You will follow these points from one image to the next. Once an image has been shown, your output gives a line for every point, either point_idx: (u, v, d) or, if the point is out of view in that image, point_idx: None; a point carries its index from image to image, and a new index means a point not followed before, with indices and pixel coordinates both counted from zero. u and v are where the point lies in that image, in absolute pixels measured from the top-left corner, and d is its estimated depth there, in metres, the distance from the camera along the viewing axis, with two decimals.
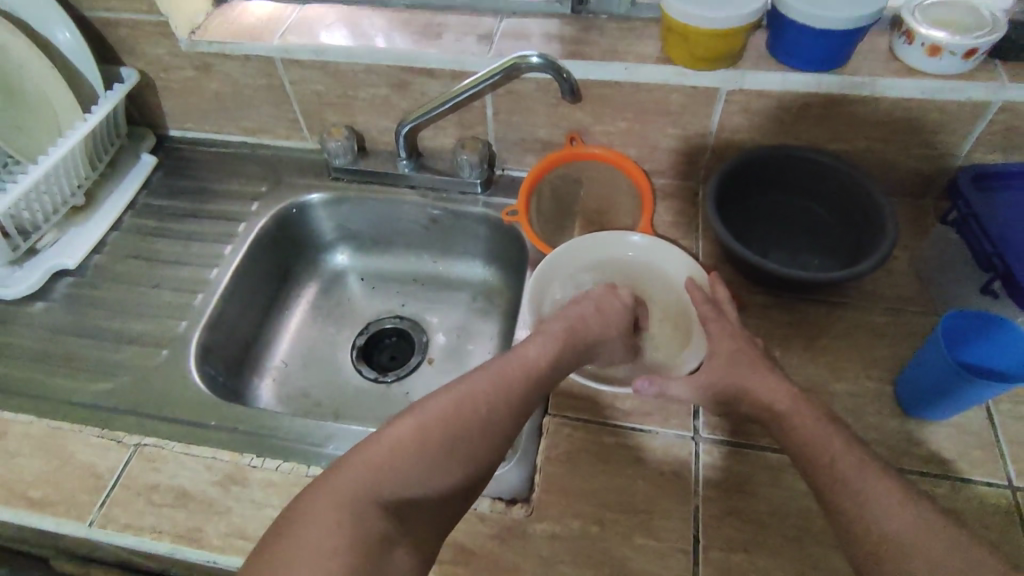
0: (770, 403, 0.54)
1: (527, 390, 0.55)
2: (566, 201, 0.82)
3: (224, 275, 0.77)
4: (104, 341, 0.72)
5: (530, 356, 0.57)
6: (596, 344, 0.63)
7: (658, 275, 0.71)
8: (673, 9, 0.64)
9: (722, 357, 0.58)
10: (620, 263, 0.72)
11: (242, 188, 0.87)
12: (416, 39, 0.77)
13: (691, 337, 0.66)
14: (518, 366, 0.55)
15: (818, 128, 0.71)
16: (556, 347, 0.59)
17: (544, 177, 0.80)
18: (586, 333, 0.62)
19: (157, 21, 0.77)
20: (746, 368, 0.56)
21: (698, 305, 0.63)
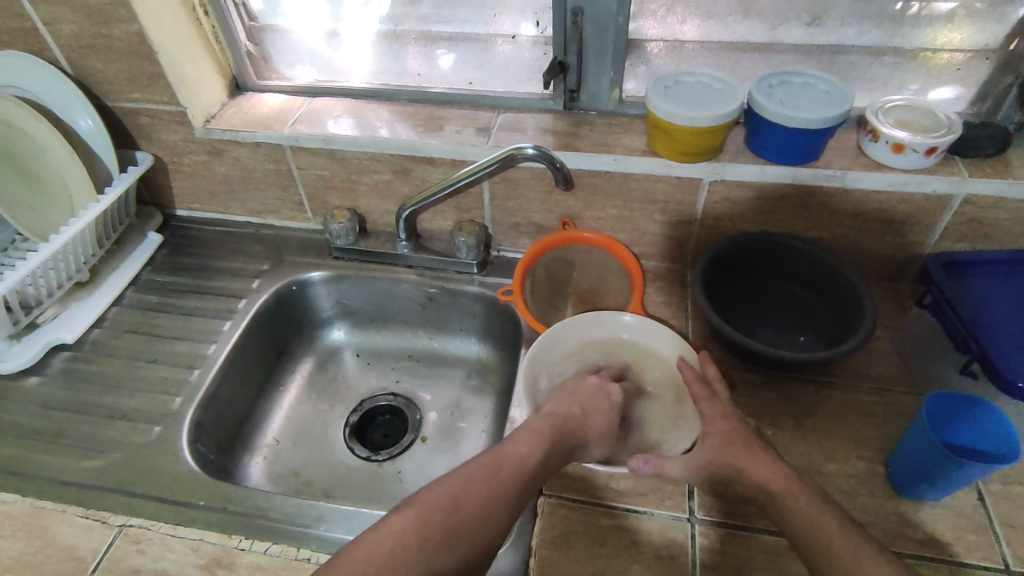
0: (767, 486, 0.54)
1: (526, 478, 0.54)
2: (560, 282, 0.85)
3: (222, 351, 0.78)
4: (97, 417, 0.72)
5: (526, 449, 0.56)
6: (587, 437, 0.61)
7: (649, 354, 0.73)
8: (657, 108, 0.70)
9: (717, 437, 0.58)
10: (613, 342, 0.74)
11: (245, 266, 0.89)
12: (418, 130, 0.82)
13: (683, 416, 0.67)
14: (511, 455, 0.55)
15: (797, 216, 0.76)
16: (545, 445, 0.57)
17: (539, 259, 0.83)
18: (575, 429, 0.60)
19: (176, 110, 0.82)
20: (742, 449, 0.56)
21: (690, 383, 0.64)
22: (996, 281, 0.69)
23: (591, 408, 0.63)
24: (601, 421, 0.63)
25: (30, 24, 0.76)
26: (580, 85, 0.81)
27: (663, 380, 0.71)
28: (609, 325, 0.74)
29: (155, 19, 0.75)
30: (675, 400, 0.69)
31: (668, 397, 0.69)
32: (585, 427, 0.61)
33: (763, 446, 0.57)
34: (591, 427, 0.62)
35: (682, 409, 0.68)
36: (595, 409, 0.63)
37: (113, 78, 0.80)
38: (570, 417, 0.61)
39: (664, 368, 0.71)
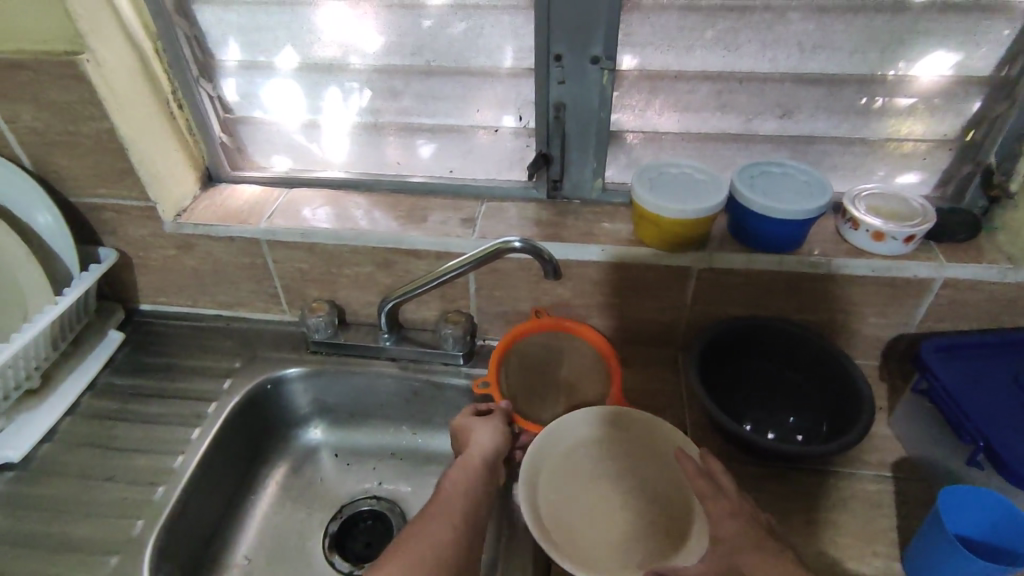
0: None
1: (470, 501, 0.61)
2: (538, 374, 0.81)
3: (190, 465, 0.71)
4: (44, 550, 0.64)
5: (454, 481, 0.62)
6: (483, 446, 0.67)
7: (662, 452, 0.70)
8: (643, 199, 0.71)
9: (726, 543, 0.56)
10: (620, 438, 0.71)
11: (215, 365, 0.84)
12: (401, 221, 0.81)
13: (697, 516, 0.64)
14: (449, 492, 0.61)
15: (785, 301, 0.76)
16: (464, 474, 0.63)
17: (512, 347, 0.79)
18: (475, 456, 0.65)
19: (146, 207, 0.79)
20: (752, 553, 0.54)
21: (694, 479, 0.60)
22: (980, 364, 0.71)
23: (472, 433, 0.69)
24: (484, 431, 0.69)
25: None
26: (563, 175, 0.82)
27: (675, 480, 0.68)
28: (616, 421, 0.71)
29: (128, 117, 0.73)
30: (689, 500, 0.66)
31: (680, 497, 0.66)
32: (484, 446, 0.67)
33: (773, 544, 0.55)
34: (479, 443, 0.67)
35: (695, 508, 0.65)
36: (475, 430, 0.69)
37: (79, 175, 0.77)
38: (471, 450, 0.66)
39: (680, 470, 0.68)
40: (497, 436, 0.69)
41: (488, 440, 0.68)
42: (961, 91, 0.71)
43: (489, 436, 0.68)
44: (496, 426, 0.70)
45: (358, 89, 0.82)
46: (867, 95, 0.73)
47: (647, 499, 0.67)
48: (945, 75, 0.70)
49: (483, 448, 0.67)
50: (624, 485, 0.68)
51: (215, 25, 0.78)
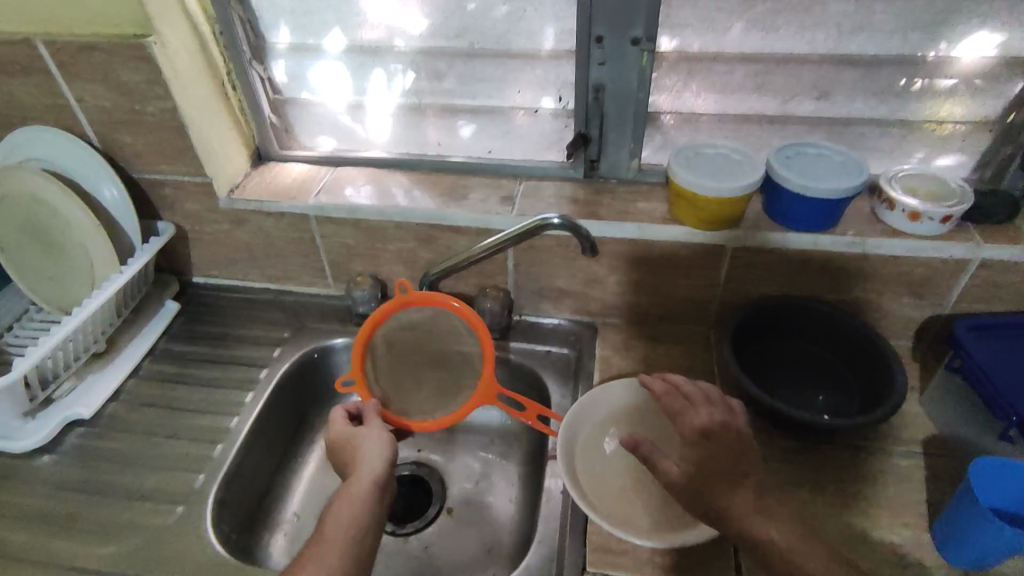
0: (754, 527, 0.55)
1: (352, 543, 0.59)
2: (414, 348, 0.78)
3: (245, 424, 0.77)
4: (115, 497, 0.69)
5: (337, 520, 0.60)
6: (367, 469, 0.64)
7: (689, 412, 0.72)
8: (680, 178, 0.73)
9: (698, 470, 0.58)
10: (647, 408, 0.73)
11: (266, 334, 0.89)
12: (443, 199, 0.84)
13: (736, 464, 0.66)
14: (332, 532, 0.59)
15: (819, 281, 0.78)
16: (346, 511, 0.60)
17: (381, 327, 0.75)
18: (363, 475, 0.63)
19: (202, 181, 0.83)
20: (722, 482, 0.57)
21: (668, 399, 0.65)
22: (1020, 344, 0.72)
23: (358, 446, 0.67)
24: (373, 446, 0.66)
25: (62, 101, 0.77)
26: (600, 155, 0.84)
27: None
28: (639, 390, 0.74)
29: (189, 96, 0.77)
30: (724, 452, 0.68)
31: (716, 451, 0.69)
32: (370, 471, 0.64)
33: (738, 476, 0.58)
34: (363, 464, 0.64)
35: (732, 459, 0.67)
36: (361, 442, 0.67)
37: (141, 151, 0.81)
38: (357, 474, 0.64)
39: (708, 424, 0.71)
40: (384, 447, 0.66)
41: (375, 455, 0.65)
42: (1003, 72, 0.71)
43: (375, 450, 0.66)
44: (386, 438, 0.67)
45: (402, 71, 0.85)
46: (907, 76, 0.73)
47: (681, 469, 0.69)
48: (987, 55, 0.70)
49: (370, 464, 0.64)
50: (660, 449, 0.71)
51: (268, 8, 0.82)
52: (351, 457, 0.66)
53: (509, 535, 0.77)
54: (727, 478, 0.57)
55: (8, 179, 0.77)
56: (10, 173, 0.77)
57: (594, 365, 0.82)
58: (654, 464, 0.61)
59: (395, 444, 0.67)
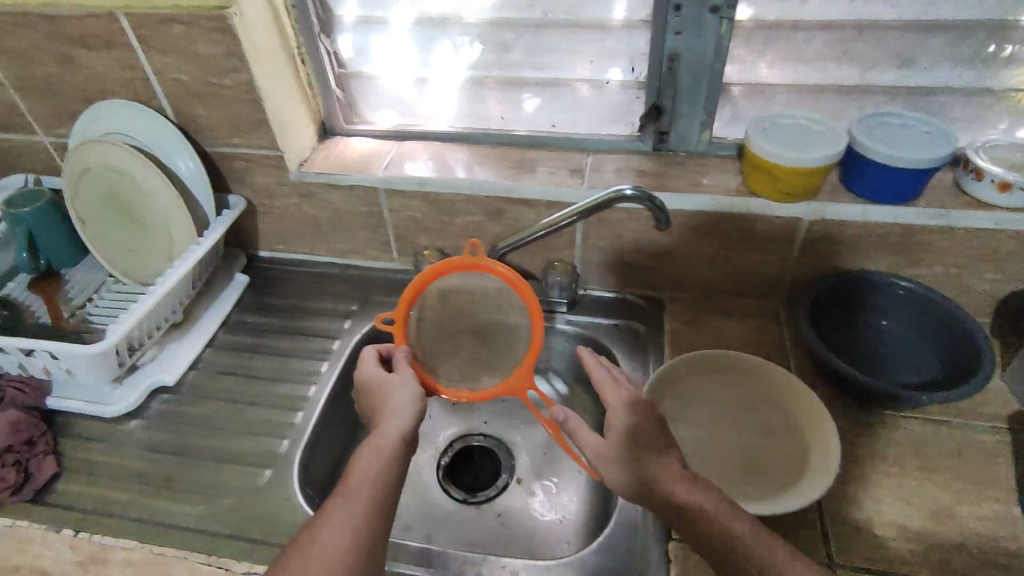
0: (679, 490, 0.54)
1: (385, 492, 0.56)
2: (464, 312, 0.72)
3: (323, 393, 0.78)
4: (204, 461, 0.72)
5: (362, 467, 0.57)
6: (396, 419, 0.62)
7: (766, 379, 0.71)
8: (759, 148, 0.72)
9: (618, 435, 0.58)
10: (722, 375, 0.73)
11: (335, 307, 0.90)
12: (511, 172, 0.84)
13: (822, 429, 0.65)
14: (361, 478, 0.56)
15: (897, 256, 0.77)
16: (379, 458, 0.58)
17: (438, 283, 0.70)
18: (392, 427, 0.61)
19: (274, 155, 0.84)
20: (641, 447, 0.57)
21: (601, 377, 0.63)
22: None
23: (387, 396, 0.64)
24: (402, 397, 0.64)
25: (141, 75, 0.79)
26: (670, 127, 0.83)
27: (790, 405, 0.69)
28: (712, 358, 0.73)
29: (264, 69, 0.78)
30: (807, 420, 0.67)
31: (801, 421, 0.67)
32: (401, 420, 0.61)
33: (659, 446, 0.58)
34: (393, 414, 0.62)
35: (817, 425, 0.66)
36: (391, 393, 0.64)
37: (216, 125, 0.82)
38: (384, 425, 0.61)
39: (789, 389, 0.69)
40: (416, 399, 0.64)
41: (405, 410, 0.63)
42: None
43: (406, 400, 0.64)
44: (417, 390, 0.65)
45: (469, 43, 0.85)
46: (997, 42, 0.71)
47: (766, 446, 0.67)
48: None
49: (400, 417, 0.62)
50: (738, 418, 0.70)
51: None
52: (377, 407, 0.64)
53: (580, 504, 0.79)
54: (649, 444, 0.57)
55: (90, 152, 0.79)
56: (93, 147, 0.79)
57: (662, 340, 0.83)
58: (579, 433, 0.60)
59: (424, 401, 0.65)
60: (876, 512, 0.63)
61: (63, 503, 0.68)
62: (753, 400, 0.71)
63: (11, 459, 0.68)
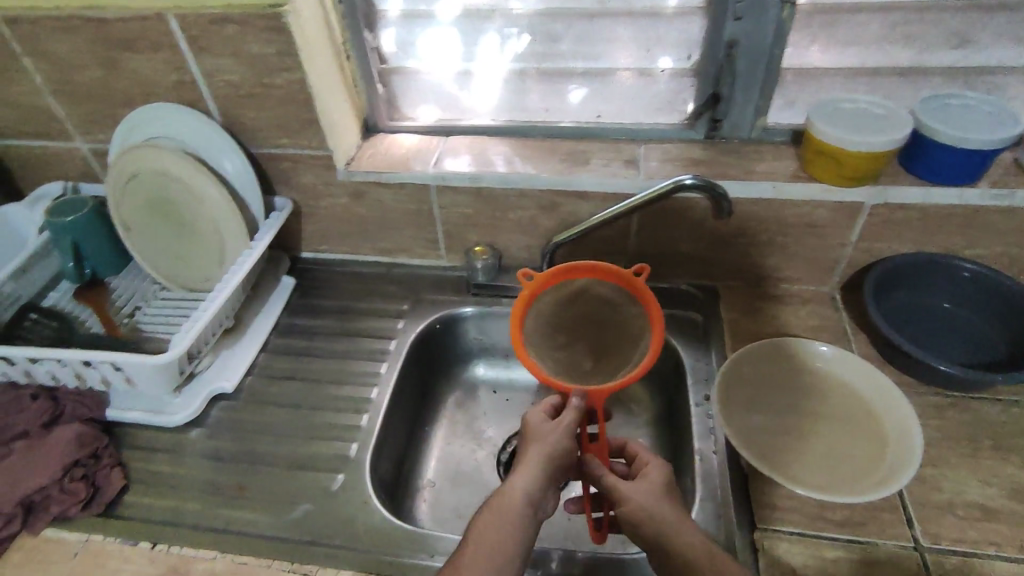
0: (705, 549, 0.52)
1: (504, 558, 0.53)
2: (592, 317, 0.70)
3: (386, 395, 0.78)
4: (273, 468, 0.71)
5: (483, 531, 0.54)
6: (530, 478, 0.57)
7: (853, 387, 0.73)
8: (822, 133, 0.71)
9: (650, 487, 0.57)
10: (808, 371, 0.75)
11: (385, 307, 0.89)
12: (564, 165, 0.83)
13: (908, 441, 0.66)
14: (478, 544, 0.53)
15: (957, 237, 0.76)
16: (501, 524, 0.54)
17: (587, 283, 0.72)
18: (518, 486, 0.56)
19: (321, 154, 0.83)
20: (671, 503, 0.56)
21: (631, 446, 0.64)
22: None
23: (528, 445, 0.60)
24: (542, 449, 0.59)
25: (188, 76, 0.77)
26: (724, 114, 0.82)
27: (876, 414, 0.70)
28: (799, 352, 0.76)
29: (315, 66, 0.76)
30: (893, 431, 0.68)
31: (884, 431, 0.68)
32: (533, 476, 0.57)
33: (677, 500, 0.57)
34: (529, 467, 0.57)
35: (903, 437, 0.67)
36: (532, 442, 0.60)
37: (264, 125, 0.81)
38: (513, 479, 0.57)
39: (878, 398, 0.71)
40: (555, 454, 0.58)
41: (541, 465, 0.58)
42: None
43: (542, 457, 0.58)
44: (562, 442, 0.59)
45: (517, 35, 0.84)
46: None
47: (848, 435, 0.69)
48: None
49: (534, 473, 0.57)
50: (820, 410, 0.72)
51: None
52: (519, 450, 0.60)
53: None
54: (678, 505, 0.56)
55: (137, 156, 0.78)
56: (140, 150, 0.78)
57: (722, 328, 0.82)
58: (603, 473, 0.59)
59: (566, 461, 0.59)
60: (958, 493, 0.63)
61: (135, 515, 0.67)
62: (837, 399, 0.72)
63: (79, 473, 0.68)
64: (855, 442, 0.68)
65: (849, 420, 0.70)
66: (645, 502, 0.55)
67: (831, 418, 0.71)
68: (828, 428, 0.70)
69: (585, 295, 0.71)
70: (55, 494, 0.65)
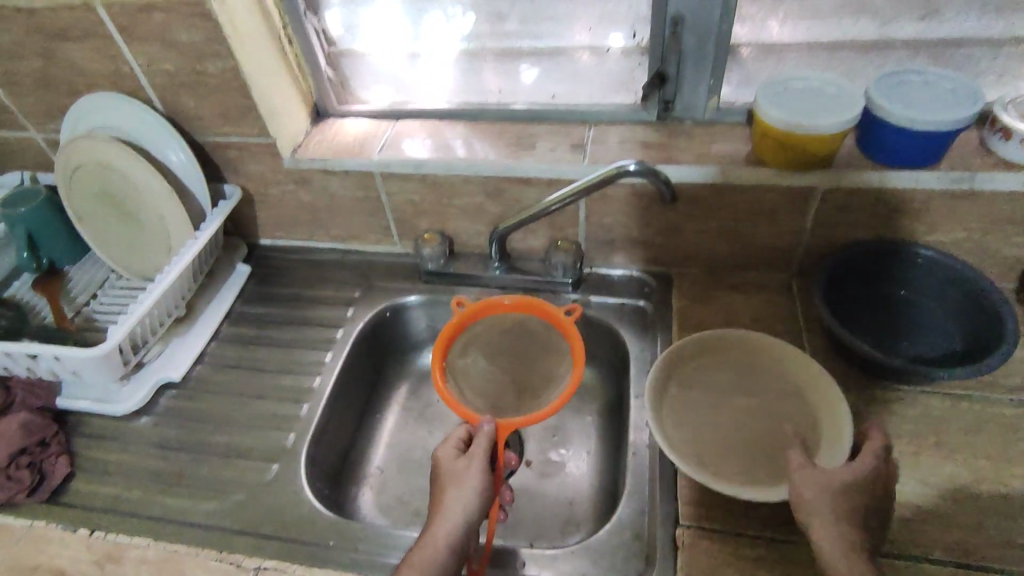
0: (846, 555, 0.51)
1: None
2: (520, 355, 0.76)
3: (328, 384, 0.78)
4: (213, 457, 0.72)
5: None
6: (449, 525, 0.57)
7: (812, 390, 0.66)
8: (767, 116, 0.68)
9: (848, 475, 0.55)
10: (768, 367, 0.70)
11: (337, 294, 0.89)
12: (510, 150, 0.81)
13: (834, 452, 0.60)
14: None
15: (916, 223, 0.73)
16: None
17: (519, 318, 0.76)
18: (440, 534, 0.57)
19: (266, 142, 0.82)
20: (836, 502, 0.54)
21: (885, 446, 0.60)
22: None
23: (445, 488, 0.60)
24: (460, 495, 0.59)
25: (125, 66, 0.76)
26: (676, 95, 0.79)
27: (820, 418, 0.64)
28: (759, 345, 0.70)
29: (249, 53, 0.75)
30: (826, 440, 0.62)
31: (818, 437, 0.62)
32: (452, 522, 0.57)
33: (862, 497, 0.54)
34: (447, 514, 0.58)
35: (831, 447, 0.61)
36: (449, 486, 0.60)
37: (205, 114, 0.80)
38: (434, 528, 0.57)
39: (828, 403, 0.64)
40: (473, 497, 0.59)
41: (460, 510, 0.58)
42: None
43: (461, 500, 0.58)
44: (478, 485, 0.59)
45: (462, 13, 0.81)
46: None
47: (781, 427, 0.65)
48: None
49: (453, 521, 0.57)
50: (767, 410, 0.67)
51: None
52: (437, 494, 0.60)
53: (588, 488, 0.77)
54: (846, 505, 0.54)
55: (79, 148, 0.78)
56: (82, 142, 0.78)
57: (671, 317, 0.80)
58: (795, 458, 0.57)
59: (486, 496, 0.59)
60: None
61: (78, 502, 0.69)
62: (788, 400, 0.67)
63: (25, 461, 0.70)
64: (786, 448, 0.63)
65: (790, 424, 0.65)
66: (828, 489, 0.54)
67: (774, 419, 0.66)
68: (766, 429, 0.65)
69: (517, 333, 0.76)
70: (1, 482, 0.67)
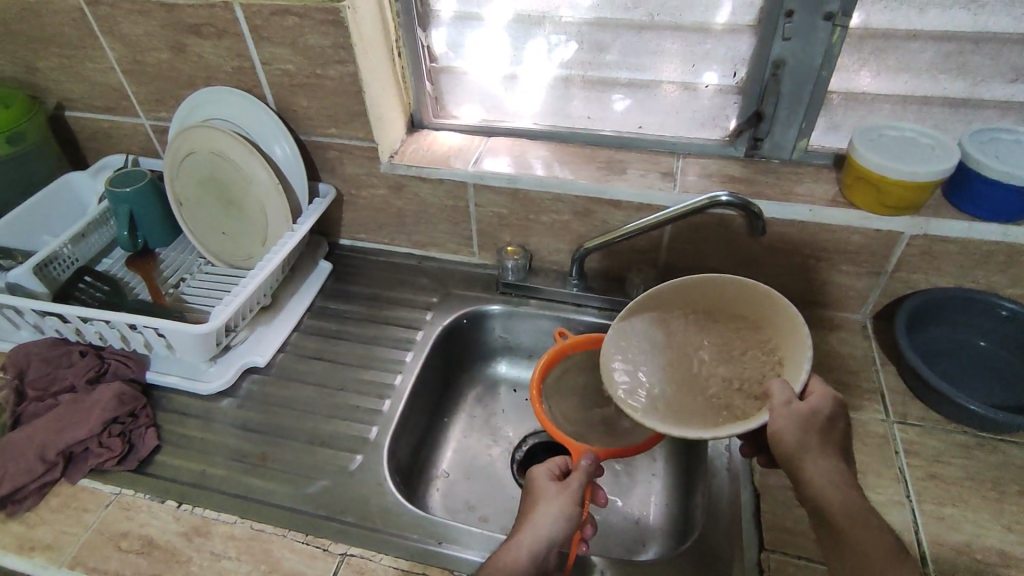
0: (847, 501, 0.51)
1: None
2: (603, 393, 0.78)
3: (408, 382, 0.80)
4: (295, 442, 0.74)
5: None
6: (532, 540, 0.55)
7: (779, 327, 0.60)
8: (866, 159, 0.70)
9: (811, 411, 0.54)
10: (740, 307, 0.63)
11: (416, 298, 0.92)
12: (602, 173, 0.84)
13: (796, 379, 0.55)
14: None
15: (999, 275, 0.75)
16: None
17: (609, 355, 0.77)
18: (524, 543, 0.55)
19: (368, 146, 0.86)
20: (819, 438, 0.54)
21: (827, 400, 0.56)
22: None
23: (535, 505, 0.59)
24: (546, 512, 0.58)
25: (248, 63, 0.80)
26: (767, 134, 0.82)
27: (791, 353, 0.57)
28: (719, 284, 0.62)
29: (367, 61, 0.79)
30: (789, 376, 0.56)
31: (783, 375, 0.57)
32: (538, 536, 0.56)
33: (827, 435, 0.54)
34: (530, 528, 0.57)
35: (793, 379, 0.55)
36: (539, 503, 0.59)
37: (315, 114, 0.84)
38: (518, 538, 0.56)
39: (794, 335, 0.57)
40: (560, 520, 0.57)
41: (546, 526, 0.57)
42: None
43: (549, 516, 0.57)
44: (566, 508, 0.58)
45: (565, 42, 0.83)
46: None
47: (749, 361, 0.60)
48: None
49: (537, 535, 0.56)
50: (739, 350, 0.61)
51: None
52: (526, 509, 0.60)
53: (654, 509, 0.78)
54: (824, 440, 0.54)
55: (194, 135, 0.82)
56: (197, 130, 0.81)
57: None
58: (781, 391, 0.54)
59: (572, 525, 0.58)
60: (977, 537, 0.61)
61: (165, 475, 0.71)
62: (763, 338, 0.61)
63: (117, 430, 0.72)
64: (756, 387, 0.58)
65: (756, 364, 0.59)
66: (799, 424, 0.53)
67: (739, 360, 0.60)
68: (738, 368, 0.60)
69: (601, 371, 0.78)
70: (93, 448, 0.69)
